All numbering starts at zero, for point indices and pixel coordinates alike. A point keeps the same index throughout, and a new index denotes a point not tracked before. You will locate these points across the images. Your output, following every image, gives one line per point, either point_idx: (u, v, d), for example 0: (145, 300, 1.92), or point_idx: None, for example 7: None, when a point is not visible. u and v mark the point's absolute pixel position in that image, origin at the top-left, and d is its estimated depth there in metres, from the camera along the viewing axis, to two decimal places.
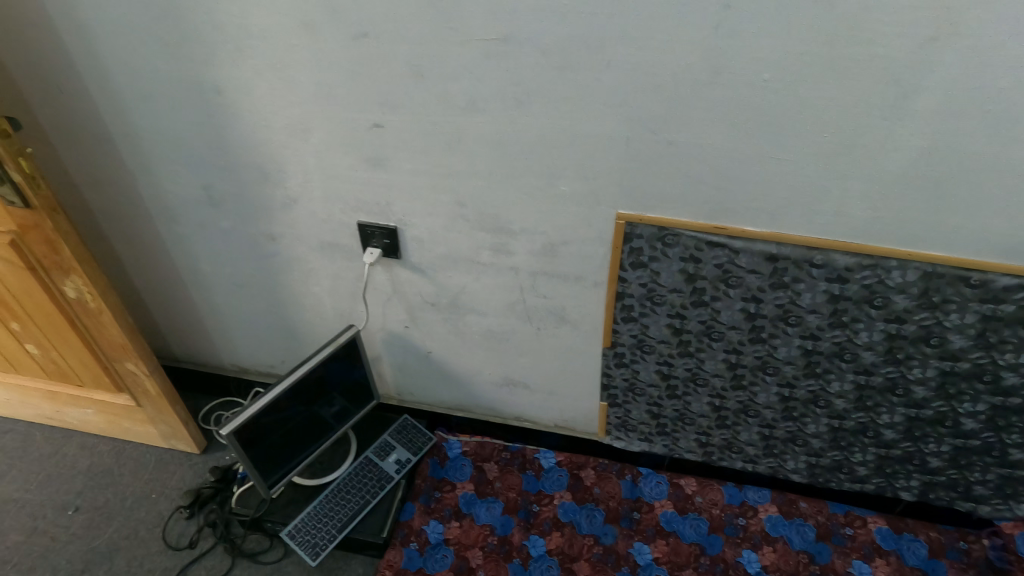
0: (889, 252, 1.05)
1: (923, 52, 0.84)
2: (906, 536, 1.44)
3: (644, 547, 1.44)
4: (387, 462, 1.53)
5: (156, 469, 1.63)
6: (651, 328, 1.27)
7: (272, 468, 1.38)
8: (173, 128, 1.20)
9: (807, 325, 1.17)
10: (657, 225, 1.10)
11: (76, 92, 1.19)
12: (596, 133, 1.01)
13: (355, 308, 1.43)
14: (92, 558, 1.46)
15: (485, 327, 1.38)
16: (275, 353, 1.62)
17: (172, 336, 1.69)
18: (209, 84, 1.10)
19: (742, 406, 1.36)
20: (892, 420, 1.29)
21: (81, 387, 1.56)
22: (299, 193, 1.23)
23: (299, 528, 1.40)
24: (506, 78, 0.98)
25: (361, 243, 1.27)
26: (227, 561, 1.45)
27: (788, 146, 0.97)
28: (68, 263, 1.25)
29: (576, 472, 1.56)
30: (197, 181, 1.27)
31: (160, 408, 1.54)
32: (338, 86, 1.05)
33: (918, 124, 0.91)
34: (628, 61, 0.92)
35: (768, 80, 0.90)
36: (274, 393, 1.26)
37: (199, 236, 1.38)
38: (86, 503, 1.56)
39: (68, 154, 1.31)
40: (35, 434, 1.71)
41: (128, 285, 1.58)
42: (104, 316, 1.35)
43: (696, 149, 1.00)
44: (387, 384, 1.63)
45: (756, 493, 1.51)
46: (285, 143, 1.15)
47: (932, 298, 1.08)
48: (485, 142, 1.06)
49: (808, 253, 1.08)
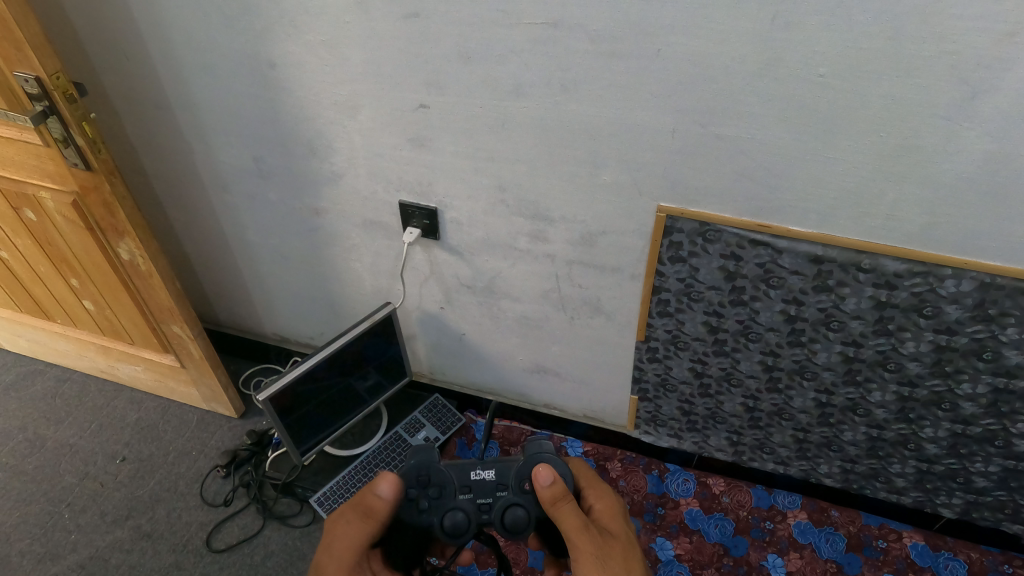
0: (945, 260, 1.00)
1: (998, 50, 0.79)
2: (944, 554, 1.38)
3: (666, 543, 1.43)
4: (416, 439, 1.56)
5: (198, 428, 1.70)
6: (688, 324, 1.24)
7: (306, 437, 1.43)
8: (228, 101, 1.23)
9: (850, 331, 1.13)
10: (698, 220, 1.08)
11: (138, 61, 1.23)
12: (642, 123, 0.99)
13: (393, 286, 1.45)
14: (135, 506, 1.54)
15: (519, 313, 1.38)
16: (314, 325, 1.66)
17: (218, 302, 1.75)
18: (263, 58, 1.12)
19: (776, 410, 1.33)
20: (935, 435, 1.24)
21: (132, 345, 1.64)
22: (345, 169, 1.24)
23: (327, 497, 1.45)
24: (553, 64, 0.97)
25: (402, 223, 1.29)
26: (258, 522, 1.51)
27: (840, 143, 0.93)
28: (123, 226, 1.30)
29: (602, 463, 1.57)
30: (248, 153, 1.31)
31: (202, 370, 1.60)
32: (388, 65, 1.05)
33: (986, 126, 0.85)
34: (678, 51, 0.90)
35: (825, 76, 0.87)
36: (311, 363, 1.30)
37: (247, 207, 1.42)
38: (132, 454, 1.64)
39: (130, 121, 1.36)
40: (90, 385, 1.81)
41: (179, 249, 1.64)
42: (153, 278, 1.40)
43: (744, 144, 0.97)
44: (421, 363, 1.65)
45: (786, 499, 1.48)
46: (334, 119, 1.17)
47: (987, 310, 1.03)
48: (530, 128, 1.05)
49: (855, 257, 1.04)
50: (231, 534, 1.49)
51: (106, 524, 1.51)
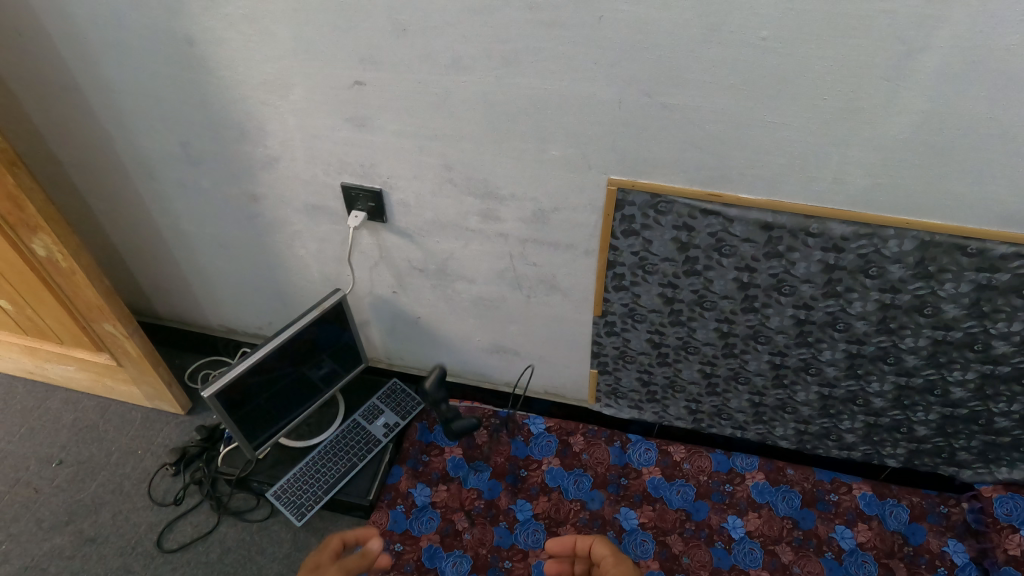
0: (888, 221, 1.01)
1: (932, 10, 0.78)
2: (889, 501, 1.44)
3: (630, 512, 1.45)
4: (376, 426, 1.53)
5: (142, 427, 1.63)
6: (643, 296, 1.24)
7: (259, 431, 1.38)
8: (145, 79, 1.14)
9: (801, 295, 1.15)
10: (650, 192, 1.07)
11: (39, 39, 1.13)
12: (585, 94, 0.96)
13: (341, 272, 1.41)
14: (77, 511, 1.47)
15: (474, 293, 1.35)
16: (262, 315, 1.60)
17: (155, 295, 1.67)
18: (180, 34, 1.04)
19: (732, 374, 1.35)
20: (881, 389, 1.27)
21: (61, 345, 1.54)
22: (281, 152, 1.18)
23: (285, 489, 1.42)
24: (493, 34, 0.92)
25: (346, 207, 1.24)
26: (213, 519, 1.46)
27: (783, 110, 0.92)
28: (34, 220, 1.21)
29: (565, 438, 1.56)
30: (174, 137, 1.23)
31: (141, 368, 1.52)
32: (318, 40, 0.99)
33: (922, 87, 0.86)
34: (618, 19, 0.87)
35: (766, 40, 0.85)
36: (260, 354, 1.24)
37: (178, 195, 1.35)
38: (70, 457, 1.56)
39: (36, 105, 1.26)
40: (19, 388, 1.71)
41: (106, 241, 1.54)
42: (76, 275, 1.31)
43: (690, 114, 0.95)
44: (377, 348, 1.63)
45: (744, 461, 1.51)
46: (263, 100, 1.10)
47: (927, 268, 1.05)
48: (471, 102, 1.01)
49: (803, 222, 1.04)
50: (183, 532, 1.44)
51: (44, 531, 1.44)
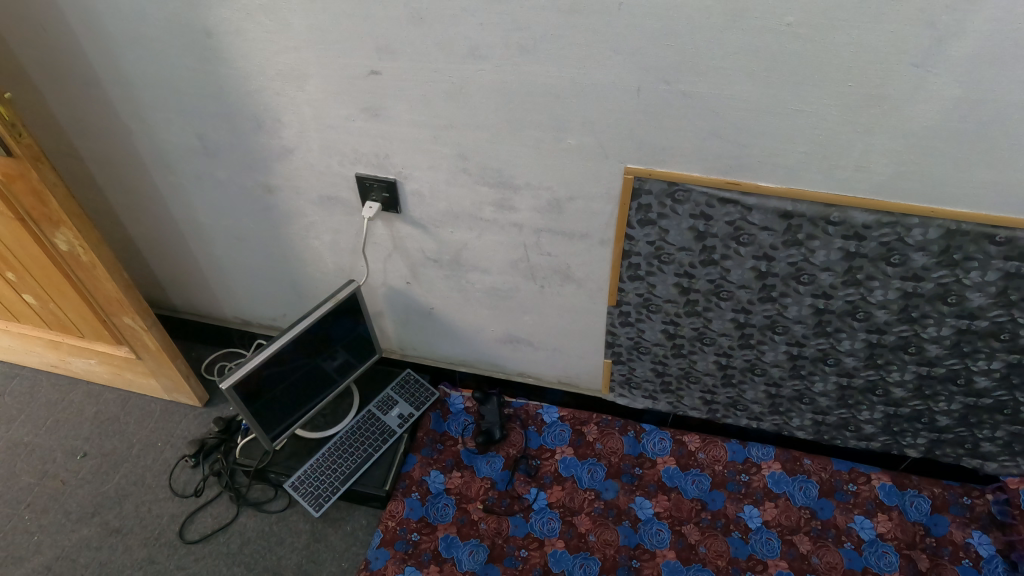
0: (911, 209, 0.99)
1: None
2: (909, 492, 1.43)
3: (645, 501, 1.45)
4: (390, 417, 1.54)
5: (161, 419, 1.65)
6: (659, 286, 1.23)
7: (275, 422, 1.38)
8: (162, 72, 1.14)
9: (820, 284, 1.13)
10: (667, 180, 1.05)
11: (58, 32, 1.13)
12: (605, 83, 0.95)
13: (356, 263, 1.40)
14: (102, 503, 1.49)
15: (488, 284, 1.35)
16: (276, 306, 1.61)
17: (171, 287, 1.68)
18: (198, 25, 1.04)
19: (749, 365, 1.33)
20: (902, 378, 1.26)
21: (82, 338, 1.56)
22: (296, 143, 1.18)
23: (302, 480, 1.43)
24: (510, 22, 0.91)
25: (361, 197, 1.23)
26: (232, 510, 1.48)
27: (807, 96, 0.90)
28: (57, 215, 1.22)
29: (578, 428, 1.56)
30: (190, 130, 1.23)
31: (160, 361, 1.53)
32: (335, 30, 0.99)
33: (953, 71, 0.84)
34: (639, 5, 0.86)
35: (792, 25, 0.83)
36: (276, 345, 1.25)
37: (195, 188, 1.35)
38: (94, 449, 1.58)
39: (55, 99, 1.26)
40: (41, 380, 1.73)
41: (123, 234, 1.55)
42: (97, 269, 1.32)
43: (710, 102, 0.94)
44: (390, 339, 1.63)
45: (759, 451, 1.50)
46: (280, 91, 1.10)
47: (953, 256, 1.03)
48: (488, 92, 1.00)
49: (824, 210, 1.03)
50: (204, 524, 1.46)
51: (70, 523, 1.46)
